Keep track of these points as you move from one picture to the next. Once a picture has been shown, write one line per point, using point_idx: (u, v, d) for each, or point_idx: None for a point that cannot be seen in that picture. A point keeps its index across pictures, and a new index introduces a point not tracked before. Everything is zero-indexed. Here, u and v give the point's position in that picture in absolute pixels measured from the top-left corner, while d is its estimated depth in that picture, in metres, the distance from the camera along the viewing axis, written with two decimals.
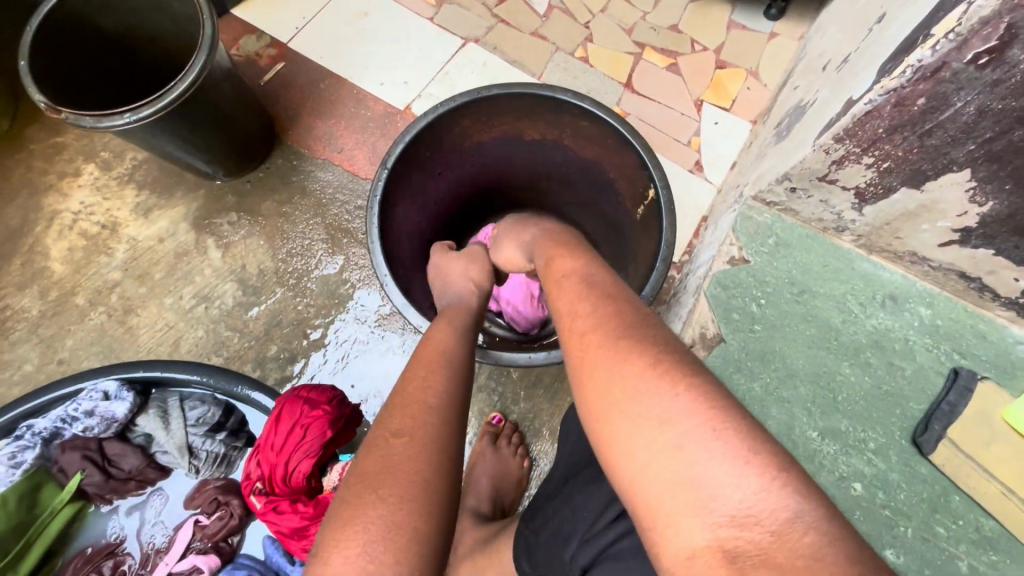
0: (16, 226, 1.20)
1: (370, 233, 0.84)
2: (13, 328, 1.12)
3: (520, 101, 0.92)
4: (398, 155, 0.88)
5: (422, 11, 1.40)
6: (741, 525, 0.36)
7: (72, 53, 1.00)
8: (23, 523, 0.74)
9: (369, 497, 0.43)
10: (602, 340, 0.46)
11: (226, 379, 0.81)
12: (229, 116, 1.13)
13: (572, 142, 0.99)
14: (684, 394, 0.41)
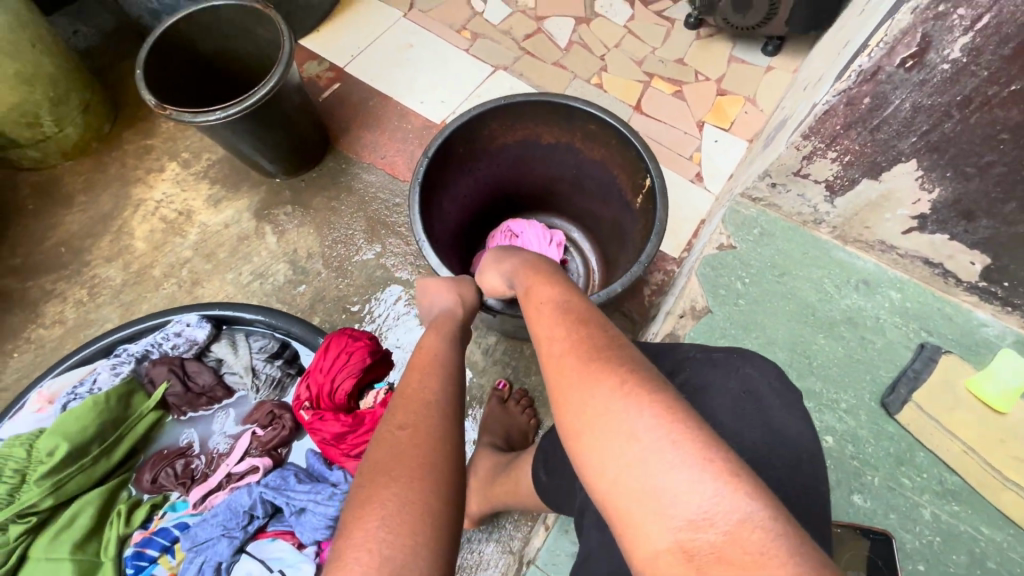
0: (107, 210, 1.41)
1: (410, 208, 0.99)
2: (99, 293, 1.31)
3: (539, 108, 1.08)
4: (436, 148, 1.03)
5: (459, 44, 1.63)
6: (698, 527, 0.40)
7: (174, 66, 1.23)
8: (121, 418, 0.83)
9: (383, 478, 0.47)
10: (575, 364, 0.51)
11: (284, 318, 0.92)
12: (295, 123, 1.34)
13: (582, 144, 1.15)
14: (648, 411, 0.45)
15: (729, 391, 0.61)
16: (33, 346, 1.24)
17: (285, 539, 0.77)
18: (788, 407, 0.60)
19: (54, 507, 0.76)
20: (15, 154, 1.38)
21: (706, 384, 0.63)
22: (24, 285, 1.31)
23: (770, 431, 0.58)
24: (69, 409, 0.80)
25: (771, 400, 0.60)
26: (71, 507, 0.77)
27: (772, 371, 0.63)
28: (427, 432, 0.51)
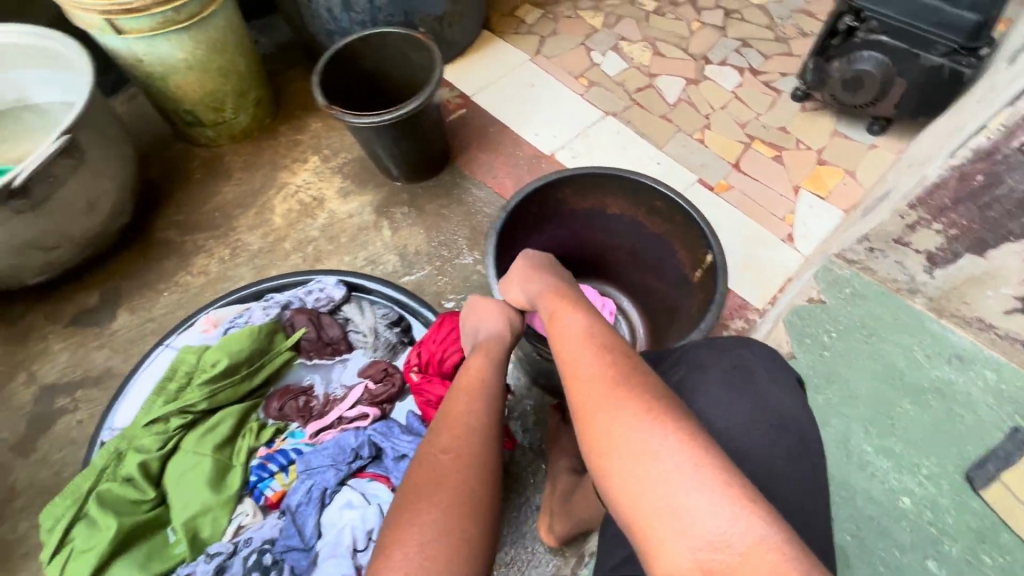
0: (257, 187, 1.64)
1: (487, 255, 1.04)
2: (239, 254, 1.51)
3: (614, 180, 1.13)
4: (516, 203, 1.09)
5: (576, 88, 1.80)
6: (716, 545, 0.53)
7: (343, 75, 1.46)
8: (266, 350, 0.97)
9: (424, 503, 0.64)
10: (609, 399, 0.63)
11: (405, 295, 1.04)
12: (427, 137, 1.53)
13: (647, 219, 1.17)
14: (672, 445, 0.57)
15: (721, 368, 0.72)
16: (178, 290, 1.44)
17: (381, 482, 0.87)
18: (773, 381, 0.71)
19: (206, 410, 0.90)
20: (196, 130, 1.64)
21: (703, 363, 0.73)
22: (181, 238, 1.53)
23: (758, 401, 0.68)
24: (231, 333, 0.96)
25: (759, 375, 0.71)
26: (219, 414, 0.91)
27: (764, 357, 0.73)
28: (462, 459, 0.69)
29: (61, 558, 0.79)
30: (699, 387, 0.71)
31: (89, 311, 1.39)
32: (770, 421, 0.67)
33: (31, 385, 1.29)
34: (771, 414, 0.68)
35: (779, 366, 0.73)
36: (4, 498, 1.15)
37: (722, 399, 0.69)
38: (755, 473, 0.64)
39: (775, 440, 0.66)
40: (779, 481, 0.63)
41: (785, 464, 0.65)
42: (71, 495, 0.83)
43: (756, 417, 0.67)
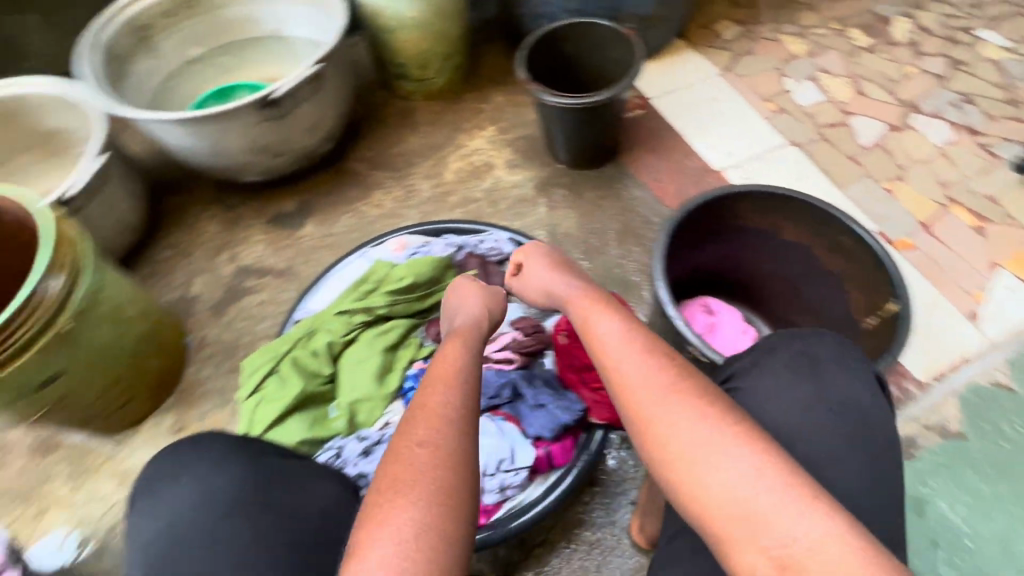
0: (438, 143, 1.79)
1: (656, 247, 1.04)
2: (411, 198, 1.67)
3: (802, 207, 1.09)
4: (696, 206, 1.09)
5: (761, 111, 1.75)
6: (789, 542, 0.55)
7: (545, 57, 1.56)
8: (439, 280, 1.07)
9: (402, 499, 0.61)
10: (660, 399, 0.65)
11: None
12: (606, 128, 1.57)
13: (824, 254, 1.12)
14: (736, 445, 0.60)
15: (788, 354, 0.73)
16: (357, 216, 1.62)
17: (513, 423, 0.93)
18: (843, 369, 0.71)
19: (384, 316, 1.02)
20: (400, 83, 1.83)
21: (772, 346, 0.75)
22: (367, 172, 1.71)
23: (814, 385, 0.70)
24: (417, 258, 1.08)
25: (829, 364, 0.71)
26: (392, 322, 1.03)
27: (838, 347, 0.73)
28: (442, 450, 0.64)
29: (253, 400, 0.95)
30: (768, 371, 0.72)
31: (286, 216, 1.62)
32: (833, 408, 0.69)
33: (232, 264, 1.53)
34: (833, 398, 0.69)
35: (849, 353, 0.73)
36: (197, 347, 1.39)
37: (779, 385, 0.71)
38: (820, 457, 0.66)
39: (837, 426, 0.68)
40: (839, 466, 0.66)
41: (850, 450, 0.66)
42: (270, 353, 0.99)
43: (816, 401, 0.69)
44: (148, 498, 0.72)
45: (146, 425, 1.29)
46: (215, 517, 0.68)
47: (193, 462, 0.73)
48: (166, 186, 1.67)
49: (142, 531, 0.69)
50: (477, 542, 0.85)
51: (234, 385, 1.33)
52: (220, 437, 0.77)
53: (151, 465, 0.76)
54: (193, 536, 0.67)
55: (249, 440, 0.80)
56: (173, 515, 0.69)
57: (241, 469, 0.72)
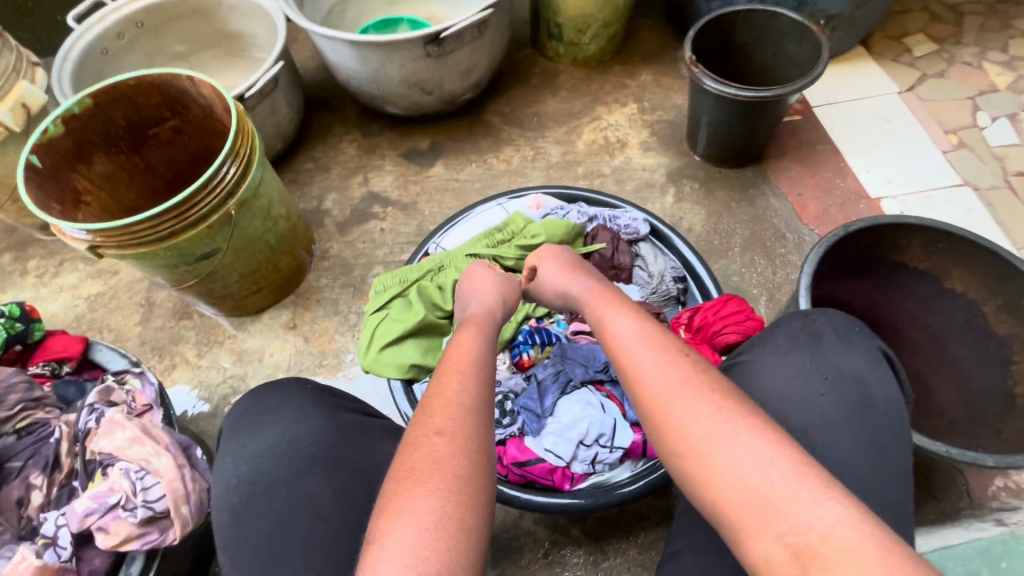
0: (575, 110, 1.74)
1: (806, 262, 0.97)
2: (538, 159, 1.65)
3: (983, 254, 0.98)
4: (860, 229, 0.99)
5: (939, 143, 1.56)
6: (803, 531, 0.52)
7: (714, 41, 1.47)
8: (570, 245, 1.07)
9: (413, 484, 0.61)
10: (670, 387, 0.64)
11: (699, 262, 1.07)
12: (760, 128, 1.47)
13: (993, 314, 1.00)
14: (748, 437, 0.57)
15: (791, 329, 0.73)
16: (484, 166, 1.64)
17: (614, 403, 0.93)
18: (845, 342, 0.70)
19: (511, 267, 1.04)
20: (552, 43, 1.80)
21: (777, 323, 0.76)
22: (501, 126, 1.72)
23: (825, 368, 0.68)
24: (553, 219, 1.08)
25: (827, 335, 0.71)
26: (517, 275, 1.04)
27: (841, 323, 0.73)
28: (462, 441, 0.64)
29: (378, 316, 1.00)
30: (770, 344, 0.73)
31: (418, 153, 1.67)
32: (829, 377, 0.67)
33: (361, 187, 1.61)
34: (831, 371, 0.68)
35: (853, 330, 0.72)
36: (319, 257, 1.49)
37: (779, 361, 0.71)
38: (812, 419, 0.66)
39: (832, 395, 0.66)
40: (833, 432, 0.64)
41: (845, 419, 0.65)
42: (400, 277, 1.03)
43: (814, 372, 0.68)
44: (232, 437, 0.78)
45: (266, 316, 1.41)
46: (293, 469, 0.75)
47: (276, 413, 0.79)
48: (317, 103, 1.77)
49: (228, 468, 0.76)
50: (558, 506, 0.86)
51: (345, 299, 1.42)
52: (302, 389, 0.84)
53: (238, 406, 0.83)
54: (273, 481, 0.74)
55: (332, 392, 0.87)
56: (254, 460, 0.75)
57: (320, 422, 0.79)
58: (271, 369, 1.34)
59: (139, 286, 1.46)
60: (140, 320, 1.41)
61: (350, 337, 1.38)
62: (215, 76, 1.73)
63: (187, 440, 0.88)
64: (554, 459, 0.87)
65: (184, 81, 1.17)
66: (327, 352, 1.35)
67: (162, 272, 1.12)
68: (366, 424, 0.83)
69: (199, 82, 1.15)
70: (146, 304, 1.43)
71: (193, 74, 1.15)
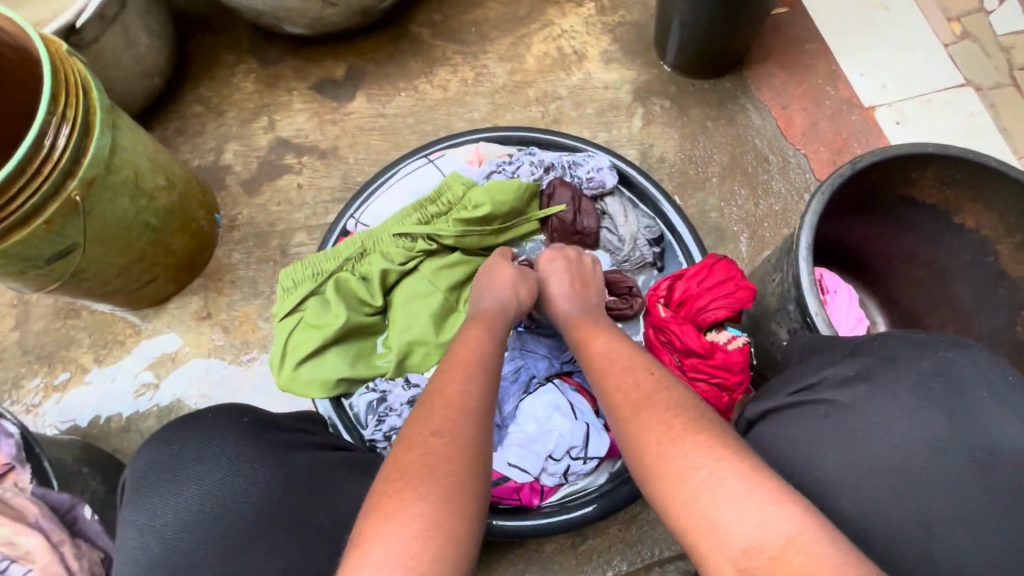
0: (521, 15, 1.43)
1: (805, 211, 0.80)
2: (481, 83, 1.37)
3: (1007, 186, 0.82)
4: (870, 164, 0.81)
5: (941, 33, 1.35)
6: (749, 551, 0.44)
7: None
8: (522, 212, 0.87)
9: (407, 492, 0.49)
10: (638, 394, 0.58)
11: (680, 219, 0.91)
12: (743, 30, 1.22)
13: (1007, 252, 0.87)
14: (695, 446, 0.51)
15: (915, 372, 0.56)
16: (416, 96, 1.35)
17: (585, 398, 0.80)
18: (999, 407, 0.53)
19: (450, 246, 0.84)
20: None
21: (894, 357, 0.59)
22: (432, 41, 1.40)
23: (961, 424, 0.52)
24: (499, 178, 0.87)
25: (978, 394, 0.53)
26: (459, 255, 0.85)
27: (988, 369, 0.56)
28: (457, 442, 0.53)
29: (290, 322, 0.80)
30: (883, 390, 0.56)
31: (332, 83, 1.36)
32: (978, 458, 0.50)
33: (268, 133, 1.31)
34: (972, 436, 0.51)
35: (1009, 386, 0.54)
36: (228, 227, 1.24)
37: (891, 408, 0.55)
38: (939, 509, 0.49)
39: (976, 482, 0.49)
40: (973, 533, 0.48)
41: (973, 496, 0.49)
42: (312, 268, 0.82)
43: (951, 443, 0.51)
44: (142, 502, 0.58)
45: (172, 305, 1.18)
46: (229, 542, 0.56)
47: (200, 465, 0.60)
48: (195, 23, 1.39)
49: (132, 549, 0.56)
50: (533, 527, 0.75)
51: (265, 277, 1.20)
52: (234, 426, 0.63)
53: (144, 455, 0.62)
54: (201, 560, 0.55)
55: (271, 424, 0.67)
56: (175, 532, 0.56)
57: (266, 466, 0.61)
58: (188, 368, 1.14)
59: None
60: (16, 323, 1.17)
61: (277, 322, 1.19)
62: None
63: (66, 501, 0.73)
64: (520, 473, 0.75)
65: None
66: (252, 343, 1.15)
67: (8, 280, 0.88)
68: (323, 463, 0.65)
69: None
70: (20, 303, 1.18)
71: None
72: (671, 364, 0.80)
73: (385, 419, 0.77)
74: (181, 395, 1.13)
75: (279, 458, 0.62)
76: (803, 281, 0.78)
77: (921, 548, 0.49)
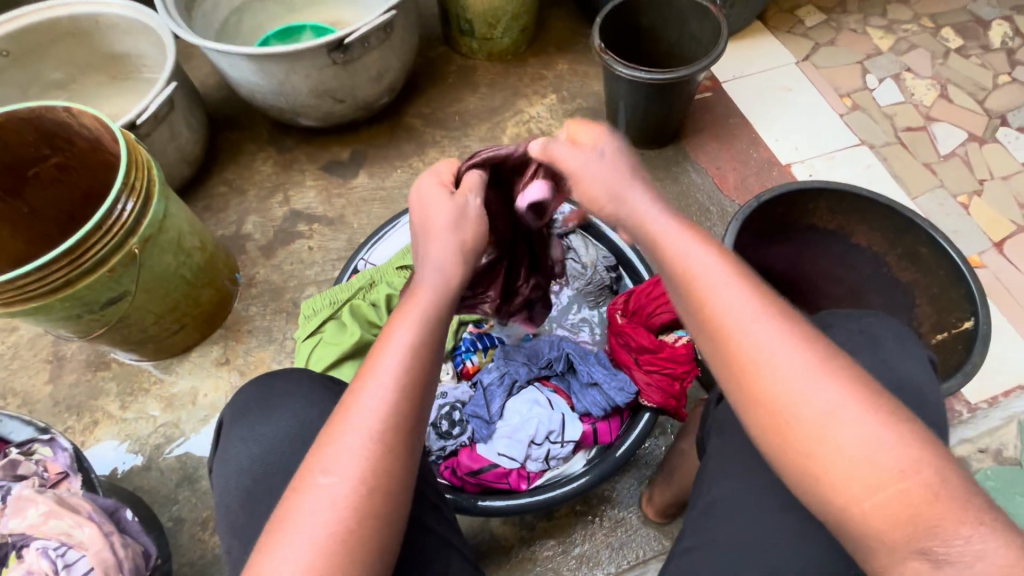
0: (496, 106, 1.73)
1: (726, 235, 1.01)
2: (465, 159, 1.63)
3: (880, 209, 1.04)
4: (772, 197, 1.04)
5: (836, 106, 1.67)
6: (915, 513, 0.49)
7: (619, 27, 1.50)
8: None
9: (288, 537, 0.53)
10: (784, 352, 0.56)
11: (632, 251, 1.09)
12: (675, 109, 1.51)
13: (895, 263, 1.07)
14: (870, 417, 0.52)
15: (847, 330, 0.67)
16: (410, 171, 1.60)
17: (561, 396, 0.94)
18: (906, 351, 0.65)
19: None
20: (465, 40, 1.77)
21: (830, 323, 0.69)
22: (423, 128, 1.68)
23: (887, 367, 0.63)
24: None
25: (887, 343, 0.65)
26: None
27: (893, 327, 0.68)
28: (350, 485, 0.55)
29: (312, 342, 0.97)
30: None
31: (339, 164, 1.61)
32: (893, 384, 0.62)
33: (284, 206, 1.53)
34: (892, 377, 0.62)
35: (907, 336, 0.67)
36: (246, 284, 1.41)
37: None
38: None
39: (895, 402, 0.60)
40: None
41: (901, 424, 0.60)
42: (329, 298, 1.00)
43: (875, 376, 0.62)
44: (240, 422, 0.71)
45: (194, 354, 1.32)
46: (310, 450, 0.68)
47: (288, 393, 0.73)
48: (224, 122, 1.67)
49: (236, 451, 0.69)
50: (519, 507, 0.86)
51: (279, 326, 1.35)
52: (311, 373, 0.76)
53: (241, 394, 0.75)
54: (289, 461, 0.67)
55: (334, 378, 0.79)
56: (267, 442, 0.69)
57: (331, 404, 0.72)
58: (207, 410, 1.26)
59: (44, 340, 1.34)
60: (50, 377, 1.30)
61: (289, 365, 1.32)
62: (105, 103, 1.60)
63: (113, 504, 0.83)
64: (508, 461, 0.88)
65: (62, 112, 1.07)
66: None
67: (63, 324, 1.03)
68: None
69: (79, 113, 1.06)
70: (55, 359, 1.31)
71: (70, 104, 1.05)
72: (629, 360, 0.96)
73: None
74: (199, 436, 1.23)
75: (342, 398, 0.73)
76: None
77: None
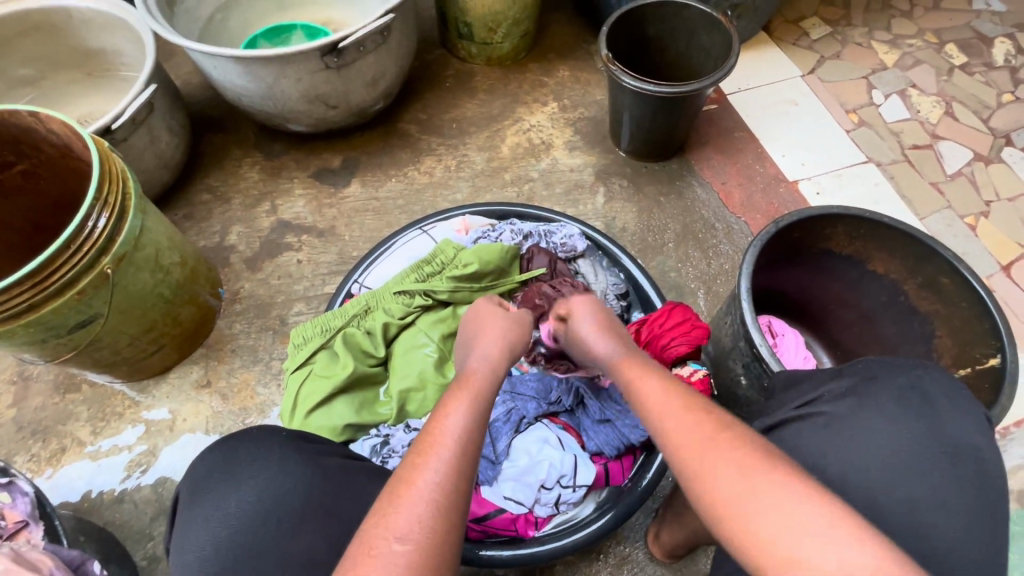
0: (495, 113, 1.66)
1: (745, 260, 0.96)
2: (463, 168, 1.56)
3: (899, 237, 1.00)
4: (790, 222, 0.99)
5: (842, 122, 1.63)
6: None
7: (625, 36, 1.44)
8: (506, 272, 1.02)
9: None
10: (721, 442, 0.56)
11: (642, 275, 1.06)
12: (683, 122, 1.46)
13: (913, 292, 1.03)
14: (813, 508, 0.49)
15: (895, 385, 0.62)
16: (405, 181, 1.52)
17: (571, 434, 0.90)
18: (963, 410, 0.60)
19: (444, 301, 0.98)
20: (463, 43, 1.70)
21: (875, 374, 0.64)
22: (419, 135, 1.61)
23: (935, 427, 0.58)
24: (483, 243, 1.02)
25: (942, 400, 0.60)
26: (451, 309, 0.98)
27: (948, 384, 0.62)
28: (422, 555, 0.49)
29: (302, 373, 0.91)
30: (872, 401, 0.61)
31: (330, 171, 1.53)
32: (947, 451, 0.57)
33: (270, 217, 1.45)
34: (944, 439, 0.58)
35: (962, 392, 0.62)
36: (230, 300, 1.33)
37: (879, 421, 0.60)
38: (924, 496, 0.55)
39: (951, 473, 0.56)
40: (949, 515, 0.54)
41: (955, 494, 0.55)
42: (321, 325, 0.95)
43: (929, 443, 0.58)
44: (201, 500, 0.64)
45: (173, 375, 1.24)
46: (285, 525, 0.62)
47: (251, 461, 0.66)
48: (208, 124, 1.58)
49: (197, 535, 0.62)
50: (523, 556, 0.83)
51: (265, 345, 1.27)
52: (276, 436, 0.70)
53: (197, 465, 0.69)
54: (261, 542, 0.61)
55: (307, 437, 0.73)
56: (233, 522, 0.62)
57: (304, 471, 0.67)
58: (186, 437, 1.17)
59: (8, 359, 1.24)
60: (14, 400, 1.20)
61: (276, 388, 1.24)
62: (79, 102, 1.50)
63: (77, 556, 0.76)
64: (515, 505, 0.84)
65: (27, 117, 0.98)
66: (250, 410, 1.20)
67: (28, 350, 0.94)
68: (354, 468, 0.71)
69: (45, 118, 0.96)
70: (20, 380, 1.22)
71: (35, 109, 0.96)
72: None
73: (388, 461, 0.84)
74: (176, 464, 1.15)
75: (316, 461, 0.68)
76: (747, 320, 0.91)
77: (911, 532, 0.54)
